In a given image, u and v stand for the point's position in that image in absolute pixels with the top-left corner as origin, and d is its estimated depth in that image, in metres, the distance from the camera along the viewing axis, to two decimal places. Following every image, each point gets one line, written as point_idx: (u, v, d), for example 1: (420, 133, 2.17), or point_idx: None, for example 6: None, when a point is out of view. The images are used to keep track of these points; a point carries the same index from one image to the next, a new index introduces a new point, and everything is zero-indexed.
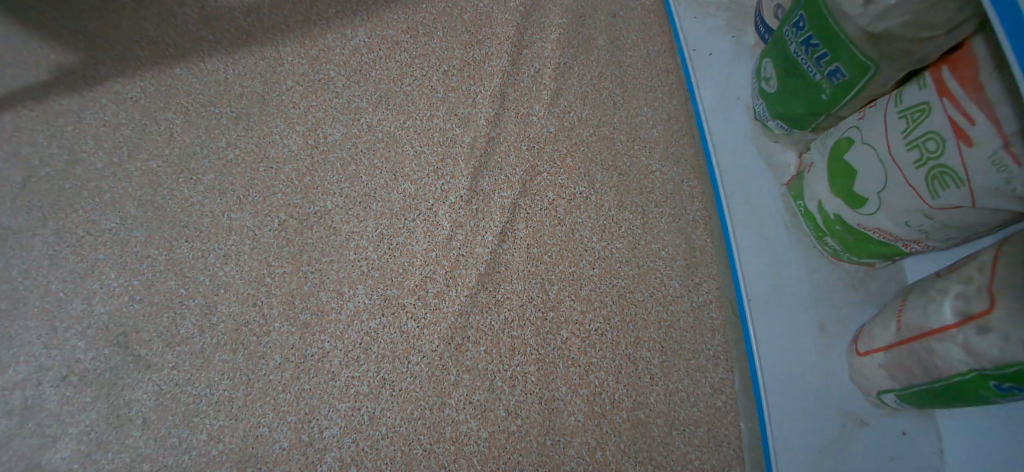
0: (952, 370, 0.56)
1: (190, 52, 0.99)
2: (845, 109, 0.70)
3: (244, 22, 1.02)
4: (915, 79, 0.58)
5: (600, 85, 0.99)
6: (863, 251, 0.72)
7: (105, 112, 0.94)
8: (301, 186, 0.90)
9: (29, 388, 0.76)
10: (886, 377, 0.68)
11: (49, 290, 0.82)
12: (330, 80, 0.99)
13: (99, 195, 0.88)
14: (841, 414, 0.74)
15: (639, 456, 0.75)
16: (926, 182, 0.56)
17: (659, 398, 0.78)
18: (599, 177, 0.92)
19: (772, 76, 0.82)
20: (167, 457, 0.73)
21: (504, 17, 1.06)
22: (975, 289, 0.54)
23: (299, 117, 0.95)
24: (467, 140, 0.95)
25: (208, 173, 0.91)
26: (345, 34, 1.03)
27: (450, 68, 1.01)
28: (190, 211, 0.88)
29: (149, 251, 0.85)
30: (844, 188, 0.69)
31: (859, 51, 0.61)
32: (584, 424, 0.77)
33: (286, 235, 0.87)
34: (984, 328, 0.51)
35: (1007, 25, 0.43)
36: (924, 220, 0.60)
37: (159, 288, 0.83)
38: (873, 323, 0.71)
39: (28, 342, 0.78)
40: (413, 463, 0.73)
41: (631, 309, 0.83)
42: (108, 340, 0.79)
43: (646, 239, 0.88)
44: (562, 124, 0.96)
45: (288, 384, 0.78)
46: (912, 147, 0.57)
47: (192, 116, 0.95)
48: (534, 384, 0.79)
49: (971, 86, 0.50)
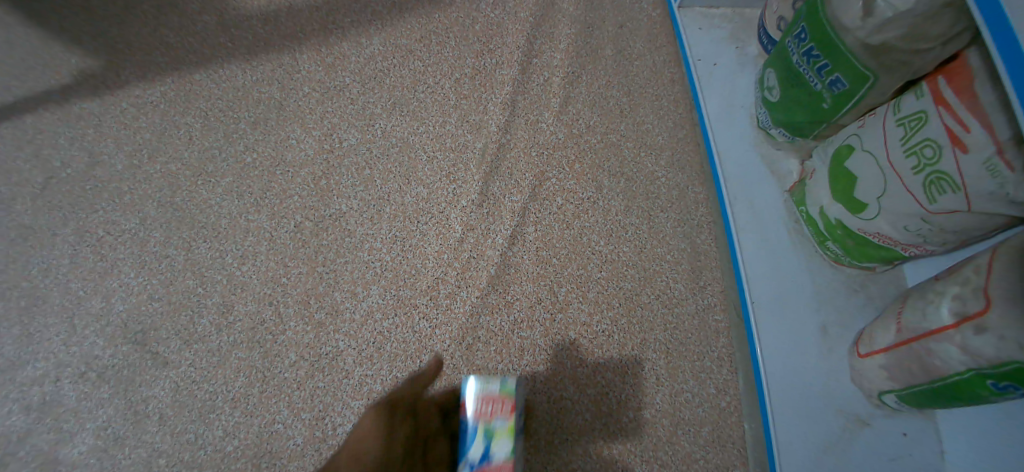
0: (950, 370, 0.59)
1: (209, 58, 1.02)
2: (846, 117, 0.72)
3: (263, 30, 1.05)
4: (914, 89, 0.61)
5: (608, 94, 1.01)
6: (863, 255, 0.74)
7: (125, 115, 0.97)
8: (316, 189, 0.93)
9: (47, 384, 0.78)
10: (887, 377, 0.70)
11: (69, 288, 0.84)
12: (346, 87, 1.01)
13: (119, 196, 0.91)
14: (842, 414, 0.76)
15: (645, 455, 0.77)
16: (924, 187, 0.58)
17: (665, 399, 0.80)
18: (606, 183, 0.94)
19: (775, 86, 0.84)
20: (182, 453, 0.74)
21: (514, 27, 1.08)
22: (971, 290, 0.56)
23: (316, 122, 0.98)
24: (478, 146, 0.97)
25: (226, 176, 0.93)
26: (361, 43, 1.05)
27: (462, 77, 1.03)
28: (208, 212, 0.90)
29: (168, 251, 0.88)
30: (845, 193, 0.72)
31: (858, 61, 0.64)
32: (592, 423, 0.79)
33: (302, 237, 0.89)
34: (981, 328, 0.53)
35: (997, 37, 0.46)
36: (922, 224, 0.62)
37: (177, 287, 0.85)
38: (873, 325, 0.73)
39: (47, 339, 0.81)
40: None
41: (638, 311, 0.86)
42: (126, 338, 0.82)
43: (652, 243, 0.90)
44: (570, 131, 0.98)
45: (303, 382, 0.79)
46: (911, 154, 0.59)
47: (211, 120, 0.97)
48: (542, 383, 0.81)
49: (965, 95, 0.53)
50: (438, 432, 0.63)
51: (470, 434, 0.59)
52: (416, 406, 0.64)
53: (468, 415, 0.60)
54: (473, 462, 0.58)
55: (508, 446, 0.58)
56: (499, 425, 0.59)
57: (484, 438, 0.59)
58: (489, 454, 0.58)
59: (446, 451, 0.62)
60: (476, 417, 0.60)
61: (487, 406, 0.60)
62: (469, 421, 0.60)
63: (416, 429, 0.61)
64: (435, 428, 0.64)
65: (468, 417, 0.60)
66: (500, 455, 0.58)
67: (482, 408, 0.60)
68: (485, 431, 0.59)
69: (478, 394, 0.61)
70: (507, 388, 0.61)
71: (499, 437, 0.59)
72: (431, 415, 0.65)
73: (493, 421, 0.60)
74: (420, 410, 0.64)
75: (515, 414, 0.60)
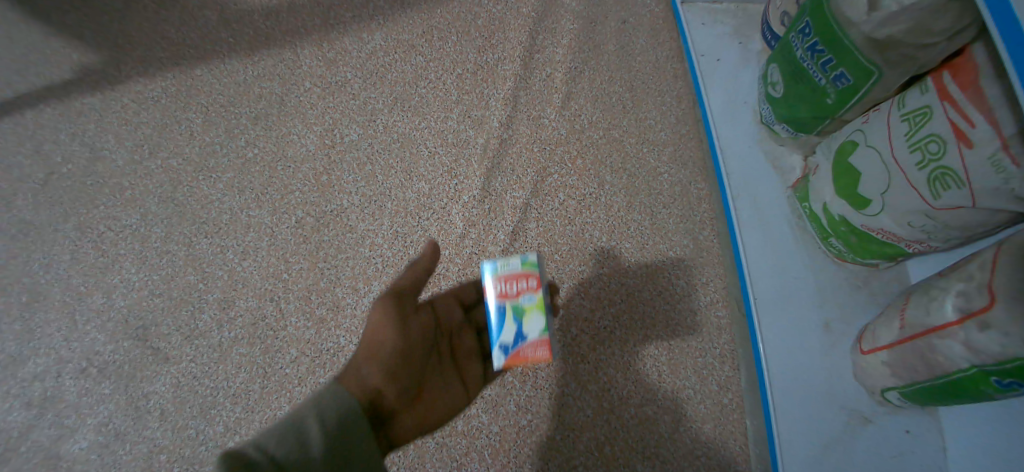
0: (954, 367, 0.58)
1: (210, 53, 1.01)
2: (850, 112, 0.71)
3: (263, 24, 1.03)
4: (919, 83, 0.60)
5: (610, 90, 1.00)
6: (866, 252, 0.74)
7: (126, 110, 0.97)
8: (318, 185, 0.92)
9: (51, 379, 0.79)
10: (890, 374, 0.69)
11: (69, 283, 0.85)
12: (347, 82, 1.00)
13: (119, 192, 0.91)
14: (844, 411, 0.76)
15: (647, 451, 0.78)
16: (928, 183, 0.58)
17: (667, 395, 0.81)
18: (608, 179, 0.94)
19: (778, 81, 0.83)
20: (183, 448, 0.74)
21: (517, 22, 1.05)
22: (975, 286, 0.56)
23: (317, 118, 0.97)
24: (480, 142, 0.97)
25: (227, 171, 0.93)
26: (362, 38, 1.04)
27: (464, 72, 1.02)
28: (209, 208, 0.90)
29: (169, 246, 0.88)
30: (848, 190, 0.71)
31: (863, 56, 0.63)
32: (593, 419, 0.80)
33: (304, 232, 0.89)
34: (985, 325, 0.53)
35: (1003, 31, 0.46)
36: (926, 220, 0.61)
37: (178, 283, 0.85)
38: (876, 322, 0.73)
39: (48, 335, 0.82)
40: (425, 455, 0.79)
41: (640, 307, 0.86)
42: (127, 333, 0.82)
43: (654, 240, 0.90)
44: (573, 126, 0.97)
45: (304, 378, 0.79)
46: (915, 149, 0.59)
47: (211, 115, 0.97)
48: (544, 379, 0.83)
49: (971, 90, 0.53)
50: (462, 325, 0.68)
51: (500, 318, 0.58)
52: (437, 303, 0.67)
53: (494, 298, 0.59)
54: (509, 343, 0.58)
55: (540, 321, 0.58)
56: (528, 302, 0.58)
57: (515, 318, 0.58)
58: (522, 334, 0.58)
59: (474, 343, 0.67)
60: (502, 298, 0.59)
61: (511, 285, 0.59)
62: (495, 304, 0.59)
63: (440, 324, 0.65)
64: (458, 320, 0.68)
65: (494, 300, 0.59)
66: (534, 331, 0.58)
67: (506, 289, 0.59)
68: (515, 309, 0.58)
69: (499, 275, 0.59)
70: (528, 263, 0.60)
71: (530, 313, 0.58)
72: (451, 309, 0.68)
73: (520, 299, 0.59)
74: (440, 304, 0.68)
75: (541, 289, 0.59)
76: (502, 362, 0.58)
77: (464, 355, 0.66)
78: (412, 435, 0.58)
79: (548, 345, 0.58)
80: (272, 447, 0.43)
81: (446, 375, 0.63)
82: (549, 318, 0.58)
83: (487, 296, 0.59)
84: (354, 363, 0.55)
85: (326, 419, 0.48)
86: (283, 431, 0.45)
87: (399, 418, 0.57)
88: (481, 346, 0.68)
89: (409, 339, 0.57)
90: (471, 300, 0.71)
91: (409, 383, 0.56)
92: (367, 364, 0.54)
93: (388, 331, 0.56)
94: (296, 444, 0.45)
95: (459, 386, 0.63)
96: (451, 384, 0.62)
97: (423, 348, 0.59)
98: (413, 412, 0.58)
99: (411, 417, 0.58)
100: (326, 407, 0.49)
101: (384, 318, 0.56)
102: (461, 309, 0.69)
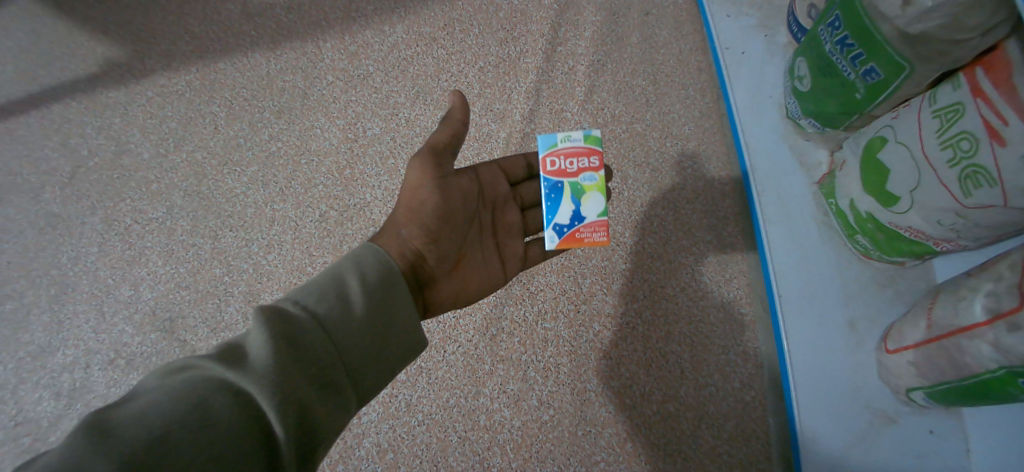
0: (981, 368, 0.57)
1: (233, 46, 1.01)
2: (880, 108, 0.70)
3: (285, 18, 1.03)
4: (951, 79, 0.59)
5: (633, 83, 0.99)
6: (894, 250, 0.72)
7: (151, 104, 0.98)
8: (341, 178, 0.92)
9: (79, 370, 0.82)
10: (915, 374, 0.68)
11: (98, 276, 0.88)
12: (369, 75, 1.00)
13: (146, 185, 0.93)
14: (868, 410, 0.75)
15: (669, 448, 0.79)
16: (960, 181, 0.57)
17: (689, 392, 0.81)
18: (631, 173, 0.93)
19: (806, 75, 0.81)
20: None
21: (539, 14, 1.04)
22: (1005, 287, 0.55)
23: (340, 111, 0.97)
24: (502, 136, 0.97)
25: (252, 164, 0.94)
26: (384, 31, 1.03)
27: (486, 65, 1.01)
28: (235, 201, 0.92)
29: (195, 239, 0.90)
30: (876, 186, 0.70)
31: (894, 50, 0.62)
32: (615, 415, 0.81)
33: (327, 226, 0.89)
34: (1015, 326, 0.52)
35: None
36: (956, 219, 0.60)
37: (204, 276, 0.87)
38: (902, 320, 0.71)
39: (77, 326, 0.85)
40: (449, 449, 0.81)
41: (663, 303, 0.86)
42: (155, 325, 0.84)
43: (677, 235, 0.89)
44: (595, 120, 0.97)
45: None
46: (946, 146, 0.58)
47: (235, 109, 0.98)
48: (566, 375, 0.84)
49: (1005, 87, 0.52)
50: (506, 199, 0.73)
51: (562, 195, 0.64)
52: (483, 174, 0.71)
53: (554, 175, 0.65)
54: (565, 223, 0.64)
55: (599, 198, 0.64)
56: (589, 181, 0.64)
57: (573, 198, 0.64)
58: (580, 215, 0.64)
59: (516, 220, 0.72)
60: (565, 177, 0.65)
61: (574, 162, 0.65)
62: (556, 180, 0.65)
63: (482, 195, 0.70)
64: (503, 194, 0.73)
65: (557, 177, 0.65)
66: (592, 212, 0.64)
67: (568, 168, 0.65)
68: (575, 188, 0.65)
69: (562, 152, 0.65)
70: (592, 141, 0.65)
71: (589, 193, 0.64)
72: (497, 182, 0.72)
73: (581, 178, 0.65)
74: (486, 173, 0.71)
75: (602, 169, 0.64)
76: (557, 242, 0.64)
77: (503, 232, 0.71)
78: (449, 303, 0.64)
79: (605, 228, 0.64)
80: (313, 305, 0.46)
81: (484, 250, 0.68)
82: (607, 200, 0.64)
83: (548, 171, 0.65)
84: (394, 223, 0.61)
85: (365, 277, 0.50)
86: (323, 289, 0.48)
87: (438, 285, 0.62)
88: (522, 223, 0.73)
89: (447, 202, 0.62)
90: (516, 178, 0.75)
91: (447, 250, 0.62)
92: (406, 225, 0.60)
93: (427, 193, 0.61)
94: (336, 302, 0.47)
95: (495, 261, 0.69)
96: (488, 260, 0.68)
97: (460, 216, 0.64)
98: (451, 281, 0.64)
99: (449, 285, 0.64)
100: (365, 268, 0.51)
101: (421, 179, 0.61)
102: (505, 183, 0.73)
